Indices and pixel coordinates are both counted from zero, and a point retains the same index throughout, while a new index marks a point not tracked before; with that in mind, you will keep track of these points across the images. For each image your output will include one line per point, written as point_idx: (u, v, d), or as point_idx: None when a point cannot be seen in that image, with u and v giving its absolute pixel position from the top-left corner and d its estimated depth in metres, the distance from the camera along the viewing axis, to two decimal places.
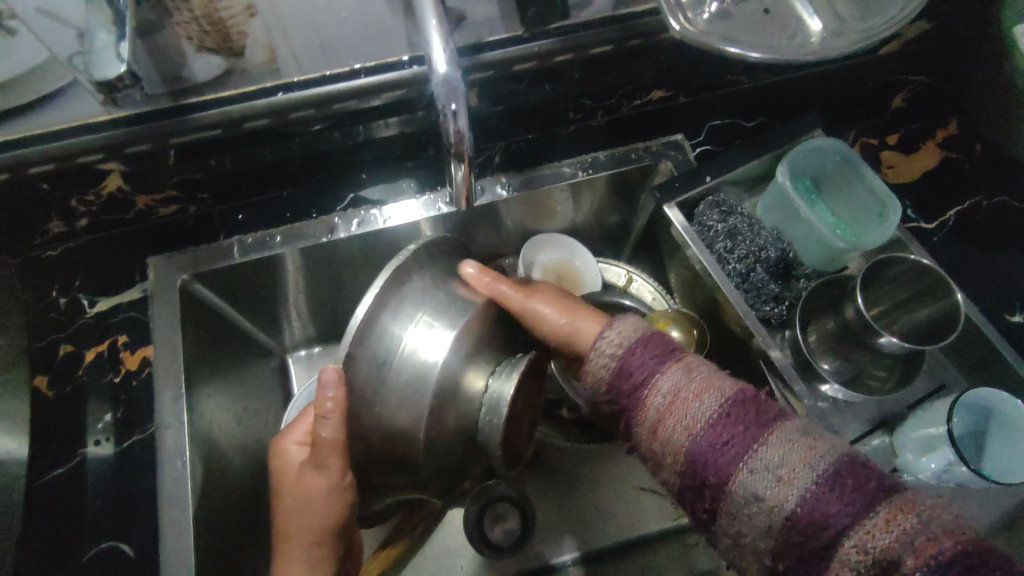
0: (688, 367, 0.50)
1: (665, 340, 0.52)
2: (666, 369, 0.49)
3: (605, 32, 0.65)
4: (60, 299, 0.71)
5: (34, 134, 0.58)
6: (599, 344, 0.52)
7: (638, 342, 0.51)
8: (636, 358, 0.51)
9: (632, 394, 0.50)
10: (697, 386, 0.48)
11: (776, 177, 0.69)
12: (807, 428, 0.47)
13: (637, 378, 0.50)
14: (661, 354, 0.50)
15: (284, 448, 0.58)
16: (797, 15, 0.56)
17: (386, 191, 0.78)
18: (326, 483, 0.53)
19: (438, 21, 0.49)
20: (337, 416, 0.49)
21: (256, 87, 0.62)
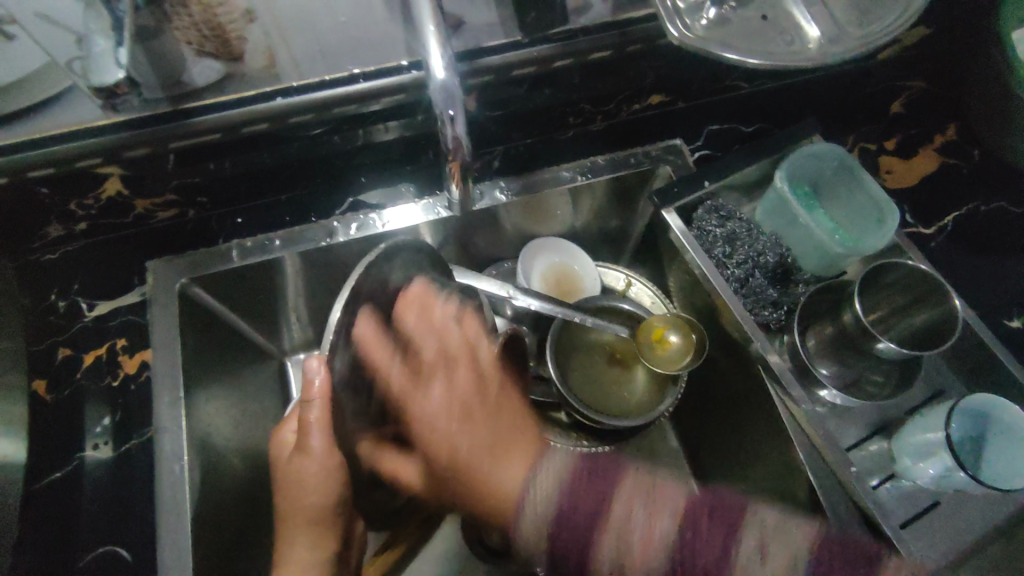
0: (625, 503, 0.46)
1: (596, 467, 0.48)
2: (607, 516, 0.46)
3: (603, 38, 0.65)
4: (59, 303, 0.71)
5: (32, 138, 0.59)
6: (530, 495, 0.49)
7: (570, 482, 0.48)
8: (577, 496, 0.47)
9: (586, 542, 0.45)
10: (642, 534, 0.45)
11: (774, 182, 0.69)
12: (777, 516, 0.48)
13: (580, 536, 0.45)
14: (597, 493, 0.47)
15: (281, 439, 0.62)
16: (795, 21, 0.56)
17: (384, 195, 0.78)
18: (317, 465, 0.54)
19: (436, 27, 0.49)
20: (322, 400, 0.51)
21: (255, 91, 0.61)
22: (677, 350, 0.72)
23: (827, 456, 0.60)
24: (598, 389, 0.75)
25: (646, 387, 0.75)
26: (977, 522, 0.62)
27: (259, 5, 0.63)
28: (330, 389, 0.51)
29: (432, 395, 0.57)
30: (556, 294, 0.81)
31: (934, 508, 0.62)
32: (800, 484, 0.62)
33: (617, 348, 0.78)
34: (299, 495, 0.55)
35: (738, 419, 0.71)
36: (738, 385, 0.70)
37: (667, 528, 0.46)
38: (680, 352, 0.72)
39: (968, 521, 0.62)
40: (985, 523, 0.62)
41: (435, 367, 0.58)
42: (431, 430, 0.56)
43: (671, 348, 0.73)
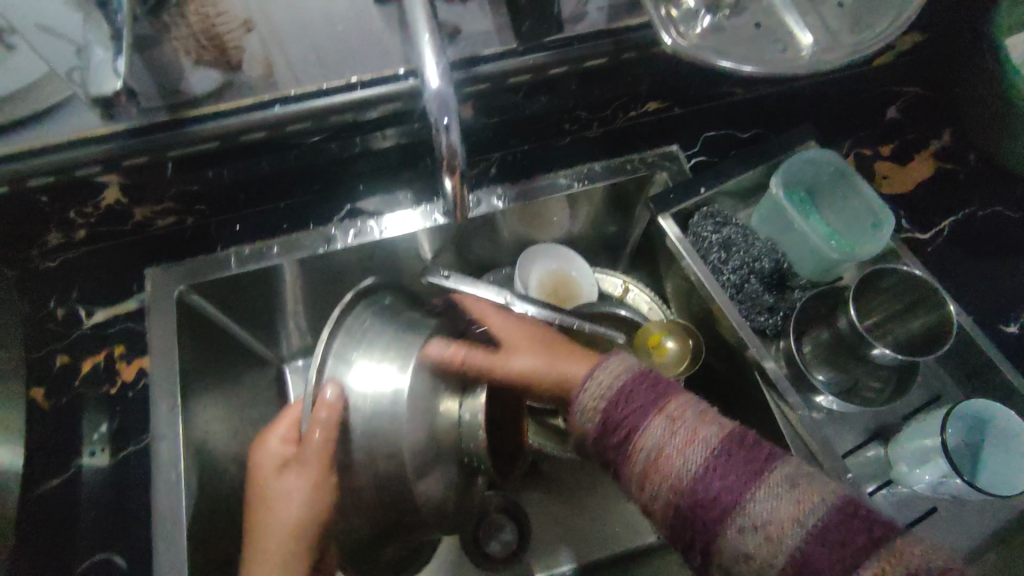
0: (679, 409, 0.51)
1: (651, 383, 0.54)
2: (653, 418, 0.51)
3: (599, 46, 0.65)
4: (57, 310, 0.71)
5: (31, 147, 0.59)
6: (587, 389, 0.55)
7: (627, 387, 0.54)
8: (633, 395, 0.53)
9: (631, 428, 0.51)
10: (684, 434, 0.50)
11: (771, 189, 0.69)
12: (801, 480, 0.46)
13: (622, 427, 0.52)
14: (649, 400, 0.52)
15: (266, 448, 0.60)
16: (789, 28, 0.57)
17: (383, 202, 0.78)
18: (306, 484, 0.55)
19: (431, 36, 0.49)
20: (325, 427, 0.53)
21: (253, 99, 0.62)
22: (674, 357, 0.72)
23: (824, 463, 0.59)
24: None
25: None
26: (973, 527, 0.62)
27: (257, 14, 0.64)
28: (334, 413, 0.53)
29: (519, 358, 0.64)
30: (553, 299, 0.82)
31: (931, 514, 0.62)
32: None
33: None
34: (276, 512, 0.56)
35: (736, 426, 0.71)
36: (737, 391, 0.70)
37: (711, 437, 0.49)
38: (676, 359, 0.71)
39: (964, 526, 0.62)
40: (982, 528, 0.62)
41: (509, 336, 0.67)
42: (527, 372, 0.64)
43: (669, 354, 0.72)
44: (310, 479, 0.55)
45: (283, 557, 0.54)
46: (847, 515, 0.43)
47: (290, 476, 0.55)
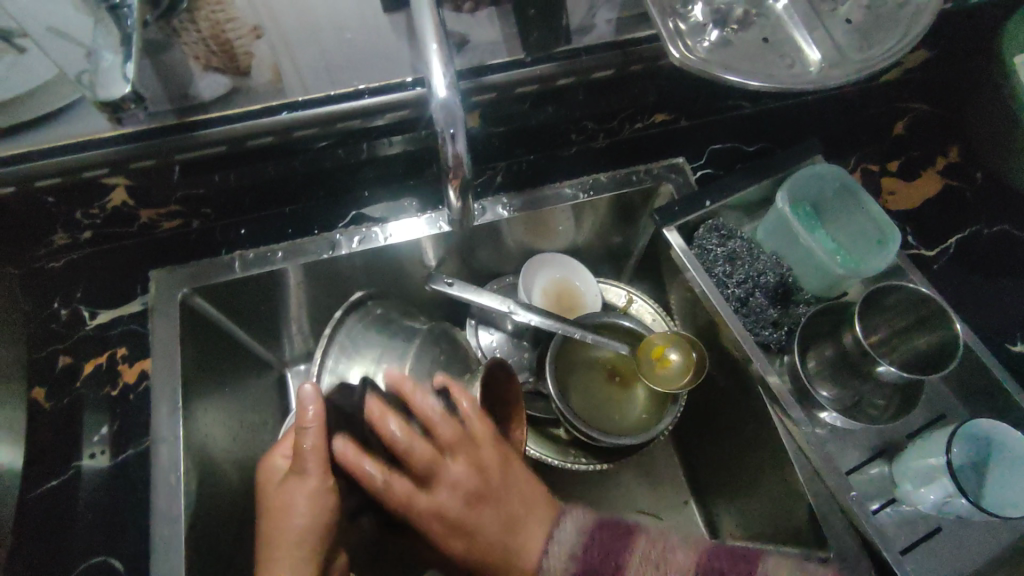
0: (641, 560, 0.51)
1: (609, 530, 0.52)
2: (621, 571, 0.50)
3: (607, 58, 0.66)
4: (61, 311, 0.71)
5: (39, 149, 0.59)
6: (549, 556, 0.51)
7: (588, 543, 0.51)
8: (597, 553, 0.51)
9: None
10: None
11: (776, 203, 0.69)
12: (780, 565, 0.54)
13: None
14: (613, 551, 0.51)
15: (271, 463, 0.57)
16: (795, 42, 0.57)
17: (388, 209, 0.79)
18: (308, 492, 0.49)
19: (438, 45, 0.48)
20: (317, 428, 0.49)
21: (262, 105, 0.62)
22: (676, 369, 0.72)
23: (827, 476, 0.59)
24: (597, 406, 0.75)
25: (647, 405, 0.75)
26: (978, 547, 0.61)
27: (267, 21, 0.65)
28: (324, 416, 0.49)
29: (439, 494, 0.49)
30: (556, 308, 0.82)
31: (935, 534, 0.62)
32: (800, 506, 0.61)
33: (617, 365, 0.78)
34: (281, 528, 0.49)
35: (738, 440, 0.71)
36: (736, 406, 0.70)
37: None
38: (678, 371, 0.72)
39: (969, 546, 0.61)
40: (987, 549, 0.61)
41: (455, 445, 0.50)
42: (455, 532, 0.49)
43: (672, 366, 0.72)
44: (310, 488, 0.49)
45: (294, 567, 0.49)
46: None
47: (288, 486, 0.49)
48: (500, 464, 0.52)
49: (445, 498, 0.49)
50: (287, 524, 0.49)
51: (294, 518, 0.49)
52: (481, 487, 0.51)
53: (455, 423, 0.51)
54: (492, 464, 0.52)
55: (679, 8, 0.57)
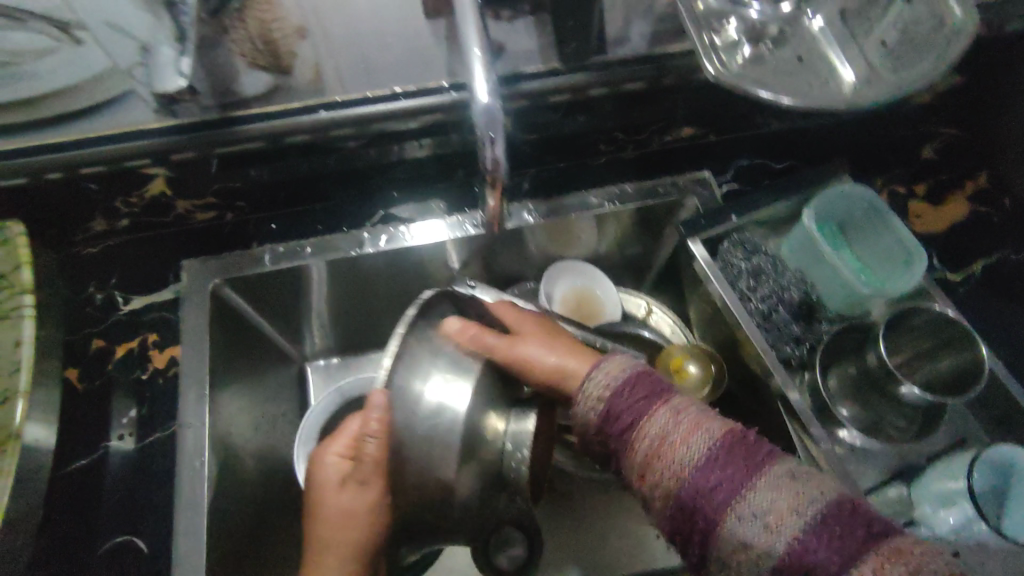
0: (672, 408, 0.49)
1: (649, 384, 0.51)
2: (651, 413, 0.49)
3: (638, 70, 0.66)
4: (96, 296, 0.74)
5: (87, 137, 0.61)
6: (590, 381, 0.53)
7: (626, 383, 0.52)
8: (637, 385, 0.51)
9: (636, 411, 0.50)
10: (686, 428, 0.48)
11: (802, 221, 0.69)
12: (802, 473, 0.45)
13: (627, 417, 0.50)
14: (647, 398, 0.50)
15: (322, 462, 0.57)
16: (828, 59, 0.57)
17: (417, 210, 0.81)
18: (368, 499, 0.53)
19: (481, 51, 0.49)
20: (379, 439, 0.49)
21: (299, 104, 0.63)
22: (697, 380, 0.72)
23: (845, 498, 0.59)
24: None
25: None
26: None
27: (313, 24, 0.67)
28: (389, 427, 0.48)
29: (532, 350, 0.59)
30: (578, 316, 0.82)
31: None
32: None
33: None
34: (338, 520, 0.54)
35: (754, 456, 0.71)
36: (754, 421, 0.71)
37: (713, 431, 0.48)
38: (699, 382, 0.71)
39: None
40: None
41: (523, 321, 0.63)
42: (547, 362, 0.59)
43: (690, 378, 0.72)
44: (371, 496, 0.52)
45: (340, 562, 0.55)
46: (843, 511, 0.42)
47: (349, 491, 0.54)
48: (558, 334, 0.63)
49: (530, 331, 0.62)
50: (349, 528, 0.54)
51: (354, 518, 0.54)
52: (558, 334, 0.63)
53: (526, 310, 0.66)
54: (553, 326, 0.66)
55: (714, 23, 0.59)
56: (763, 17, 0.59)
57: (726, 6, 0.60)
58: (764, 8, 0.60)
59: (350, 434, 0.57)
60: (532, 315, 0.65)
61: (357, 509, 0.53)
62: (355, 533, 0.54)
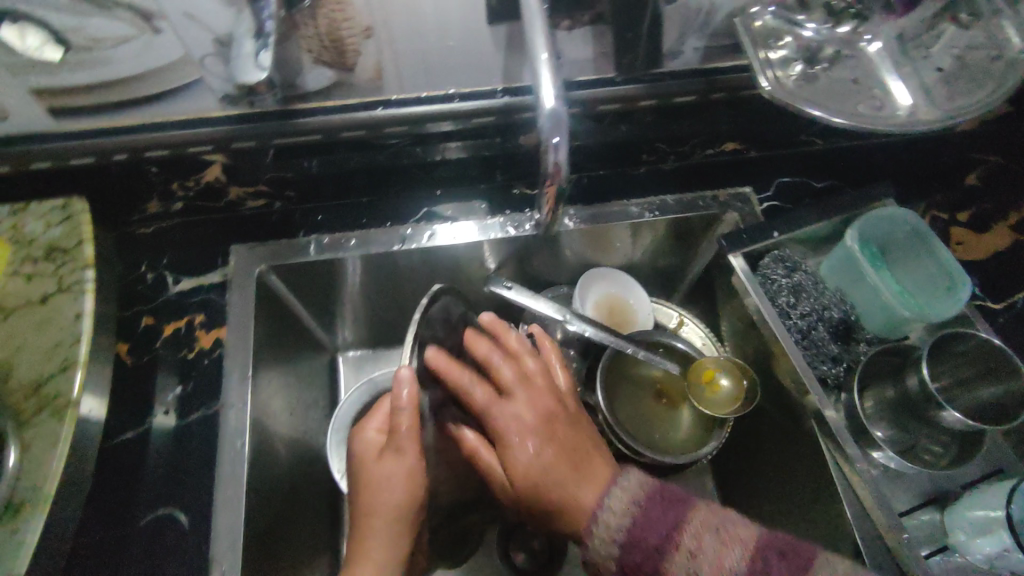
0: (694, 535, 0.48)
1: (658, 509, 0.50)
2: (676, 544, 0.48)
3: (691, 83, 0.69)
4: (148, 275, 0.77)
5: (156, 122, 0.64)
6: (604, 509, 0.51)
7: (636, 518, 0.49)
8: (650, 519, 0.49)
9: (654, 553, 0.48)
10: (713, 557, 0.47)
11: (845, 240, 0.69)
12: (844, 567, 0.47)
13: (647, 562, 0.48)
14: (666, 522, 0.49)
15: (364, 434, 0.61)
16: (880, 75, 0.59)
17: (460, 209, 0.82)
18: (407, 469, 0.56)
19: (548, 56, 0.50)
20: (410, 410, 0.55)
21: (358, 100, 0.67)
22: (727, 394, 0.73)
23: (878, 519, 0.59)
24: (643, 422, 0.75)
25: (694, 428, 0.76)
26: None
27: None
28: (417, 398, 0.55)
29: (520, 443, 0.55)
30: (609, 322, 0.82)
31: None
32: (846, 542, 0.61)
33: (663, 383, 0.78)
34: (381, 490, 0.56)
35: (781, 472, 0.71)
36: (780, 438, 0.72)
37: (738, 559, 0.47)
38: (730, 396, 0.72)
39: None
40: None
41: (517, 386, 0.59)
42: (531, 470, 0.54)
43: (721, 392, 0.73)
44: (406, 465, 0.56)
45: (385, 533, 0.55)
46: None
47: (387, 463, 0.56)
48: (559, 419, 0.57)
49: (519, 414, 0.56)
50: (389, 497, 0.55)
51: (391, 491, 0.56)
52: (552, 416, 0.57)
53: (530, 362, 0.62)
54: (559, 394, 0.61)
55: (771, 40, 0.59)
56: (819, 36, 0.60)
57: (782, 24, 0.60)
58: (820, 27, 0.60)
59: (384, 410, 0.62)
60: (531, 379, 0.60)
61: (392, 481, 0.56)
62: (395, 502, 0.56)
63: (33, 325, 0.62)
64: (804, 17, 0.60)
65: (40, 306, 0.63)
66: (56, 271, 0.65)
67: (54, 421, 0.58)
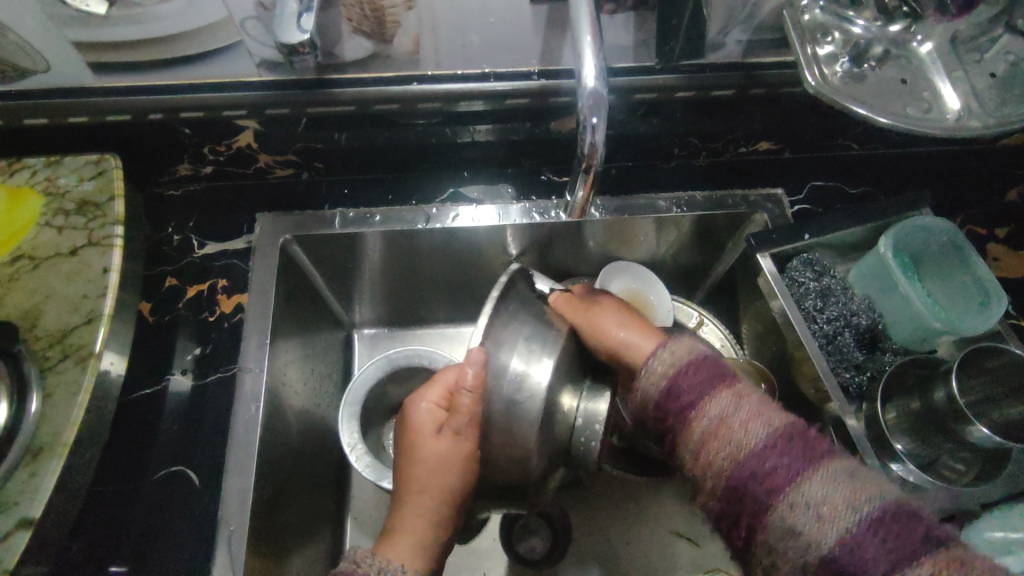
0: (742, 392, 0.49)
1: (717, 366, 0.51)
2: (710, 397, 0.49)
3: (727, 77, 0.67)
4: (174, 236, 0.77)
5: (192, 83, 0.64)
6: (650, 363, 0.52)
7: (692, 364, 0.51)
8: (703, 370, 0.50)
9: (696, 392, 0.49)
10: (746, 414, 0.48)
11: (879, 247, 0.67)
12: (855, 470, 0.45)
13: (687, 395, 0.49)
14: (711, 381, 0.50)
15: (417, 409, 0.58)
16: (929, 78, 0.57)
17: (485, 191, 0.81)
18: (460, 451, 0.55)
19: (592, 37, 0.49)
20: (475, 393, 0.52)
21: (393, 74, 0.65)
22: None
23: None
24: None
25: None
26: None
27: None
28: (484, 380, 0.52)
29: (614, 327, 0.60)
30: None
31: None
32: None
33: None
34: (428, 473, 0.56)
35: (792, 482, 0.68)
36: None
37: (776, 419, 0.48)
38: None
39: None
40: None
41: (600, 299, 0.62)
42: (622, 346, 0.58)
43: None
44: (463, 438, 0.54)
45: (431, 510, 0.56)
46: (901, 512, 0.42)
47: (444, 441, 0.56)
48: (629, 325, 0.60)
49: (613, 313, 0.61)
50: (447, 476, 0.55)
51: (443, 474, 0.55)
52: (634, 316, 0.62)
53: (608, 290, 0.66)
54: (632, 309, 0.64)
55: (818, 35, 0.58)
56: (867, 34, 0.58)
57: (832, 20, 0.59)
58: (869, 24, 0.59)
59: (445, 384, 0.57)
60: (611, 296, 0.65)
61: (451, 458, 0.55)
62: (450, 479, 0.55)
63: (62, 276, 0.63)
64: (854, 13, 0.59)
65: (70, 258, 0.64)
66: (87, 224, 0.66)
67: (76, 370, 0.59)
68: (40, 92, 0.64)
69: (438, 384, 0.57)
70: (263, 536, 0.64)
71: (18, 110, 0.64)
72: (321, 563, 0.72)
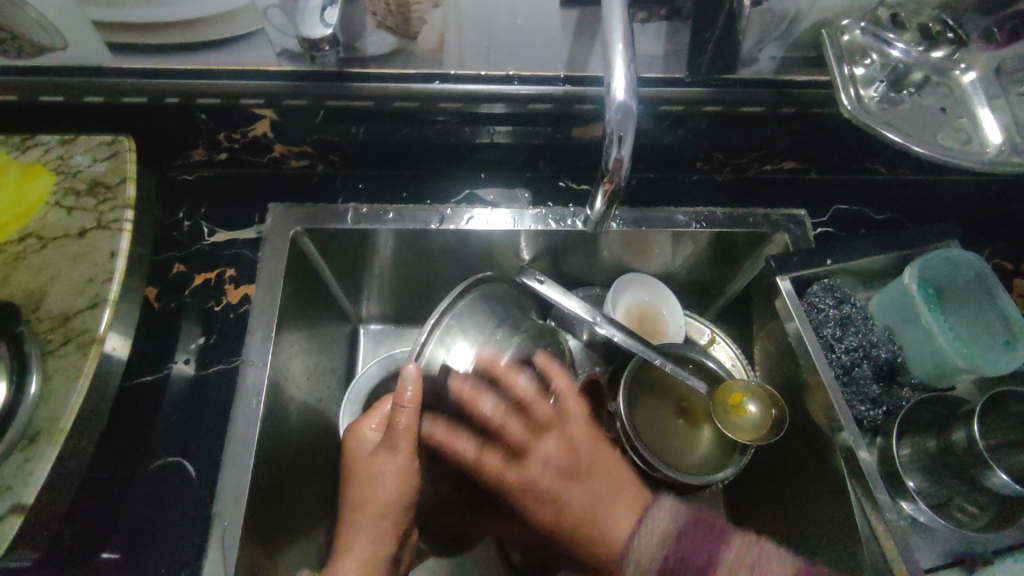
0: (736, 560, 0.49)
1: (707, 523, 0.51)
2: (717, 562, 0.49)
3: (762, 94, 0.64)
4: (184, 222, 0.76)
5: (210, 70, 0.63)
6: (635, 542, 0.50)
7: (678, 539, 0.49)
8: (691, 545, 0.49)
9: None
10: (758, 559, 0.49)
11: (902, 279, 0.65)
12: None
13: None
14: (705, 546, 0.49)
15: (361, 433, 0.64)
16: (969, 107, 0.55)
17: (501, 195, 0.79)
18: (399, 467, 0.56)
19: (623, 46, 0.47)
20: (411, 408, 0.54)
21: (416, 71, 0.64)
22: (753, 422, 0.68)
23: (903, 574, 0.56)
24: (660, 437, 0.71)
25: (712, 449, 0.71)
26: None
27: None
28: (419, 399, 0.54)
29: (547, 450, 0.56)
30: (637, 330, 0.78)
31: None
32: None
33: (689, 401, 0.74)
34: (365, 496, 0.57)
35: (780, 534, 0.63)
36: (807, 474, 0.68)
37: (780, 571, 0.49)
38: (756, 424, 0.68)
39: None
40: None
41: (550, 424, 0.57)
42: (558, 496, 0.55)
43: (748, 418, 0.68)
44: (400, 464, 0.56)
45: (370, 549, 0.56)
46: None
47: (381, 460, 0.56)
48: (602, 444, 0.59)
49: (541, 474, 0.55)
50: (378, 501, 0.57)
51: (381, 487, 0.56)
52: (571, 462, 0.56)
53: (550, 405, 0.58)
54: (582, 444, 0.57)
55: (856, 57, 0.57)
56: (908, 58, 0.56)
57: (870, 41, 0.57)
58: (910, 48, 0.57)
59: (383, 411, 0.65)
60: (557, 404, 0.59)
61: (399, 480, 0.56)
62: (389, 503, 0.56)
63: (69, 257, 0.63)
64: (894, 36, 0.57)
65: (78, 239, 0.63)
66: (97, 207, 0.65)
67: (78, 354, 0.58)
68: (56, 68, 0.63)
69: (376, 411, 0.64)
70: (257, 533, 0.63)
71: (32, 87, 0.63)
72: (315, 560, 0.71)
